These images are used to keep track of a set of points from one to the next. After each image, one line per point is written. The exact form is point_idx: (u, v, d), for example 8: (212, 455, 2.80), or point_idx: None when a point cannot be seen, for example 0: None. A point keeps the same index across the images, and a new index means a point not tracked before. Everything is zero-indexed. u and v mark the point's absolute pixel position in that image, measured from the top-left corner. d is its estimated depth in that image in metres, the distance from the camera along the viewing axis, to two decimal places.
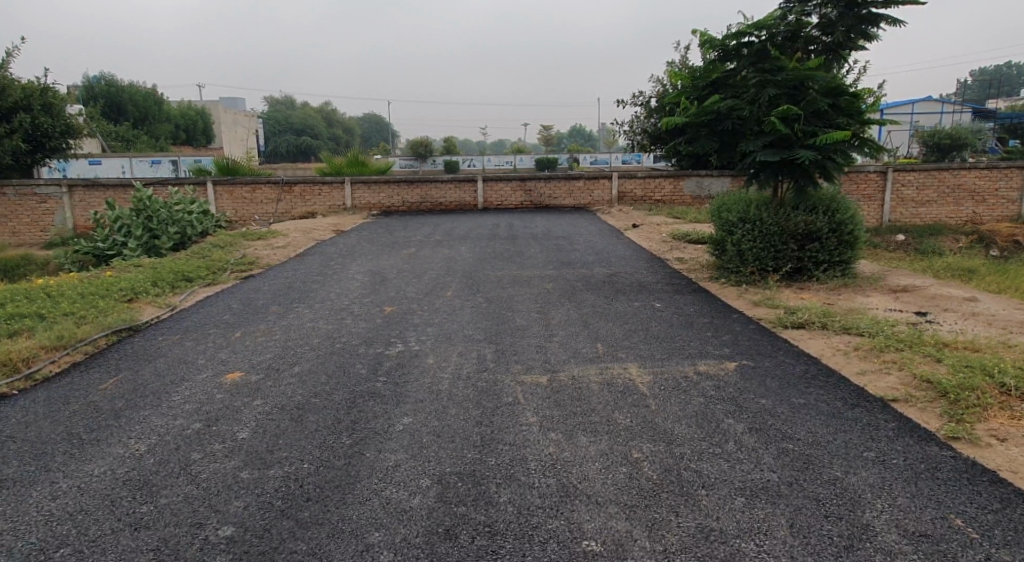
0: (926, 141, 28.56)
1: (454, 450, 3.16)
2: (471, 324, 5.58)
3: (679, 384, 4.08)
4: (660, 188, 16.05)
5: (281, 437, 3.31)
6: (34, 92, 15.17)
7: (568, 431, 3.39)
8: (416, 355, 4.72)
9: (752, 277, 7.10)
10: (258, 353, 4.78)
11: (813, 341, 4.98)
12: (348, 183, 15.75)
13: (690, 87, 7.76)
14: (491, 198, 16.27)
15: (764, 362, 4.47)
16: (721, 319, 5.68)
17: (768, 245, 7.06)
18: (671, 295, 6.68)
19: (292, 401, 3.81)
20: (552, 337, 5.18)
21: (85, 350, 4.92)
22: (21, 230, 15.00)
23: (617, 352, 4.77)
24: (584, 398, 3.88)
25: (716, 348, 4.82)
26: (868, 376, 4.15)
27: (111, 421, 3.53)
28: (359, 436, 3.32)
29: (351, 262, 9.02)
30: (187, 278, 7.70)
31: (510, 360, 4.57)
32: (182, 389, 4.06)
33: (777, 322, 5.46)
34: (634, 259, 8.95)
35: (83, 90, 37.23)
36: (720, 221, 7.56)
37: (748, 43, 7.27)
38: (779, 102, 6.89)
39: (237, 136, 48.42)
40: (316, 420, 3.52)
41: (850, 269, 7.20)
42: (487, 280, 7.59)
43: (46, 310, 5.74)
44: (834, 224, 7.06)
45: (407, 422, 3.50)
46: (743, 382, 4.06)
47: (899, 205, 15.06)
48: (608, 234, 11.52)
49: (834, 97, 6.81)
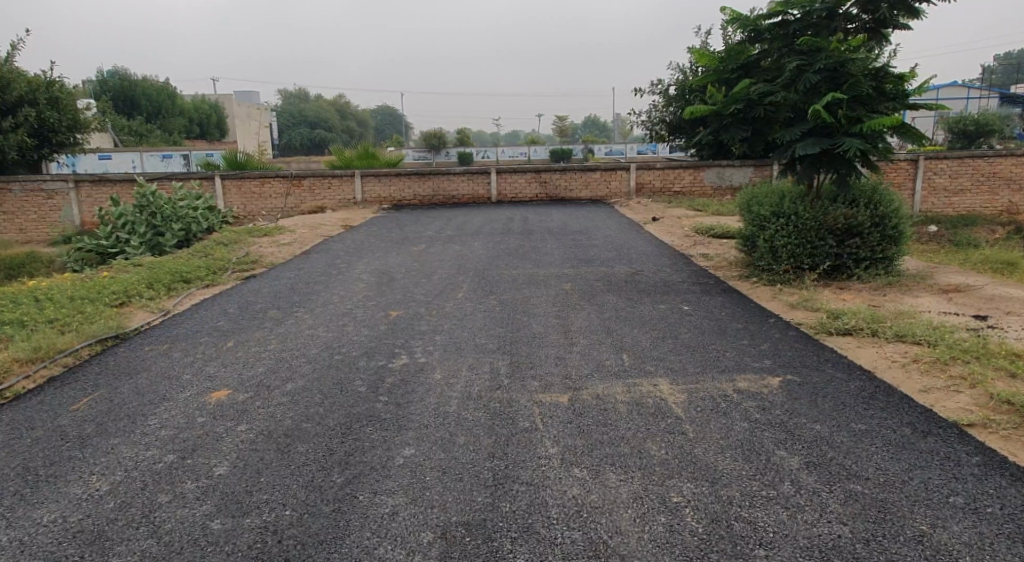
0: (951, 128, 27.66)
1: (461, 492, 2.72)
2: (484, 331, 5.12)
3: (718, 404, 3.59)
4: (680, 179, 15.46)
5: (264, 473, 2.89)
6: (39, 86, 14.84)
7: (595, 466, 2.94)
8: (422, 368, 4.27)
9: (787, 276, 6.57)
10: (249, 367, 4.35)
11: (863, 351, 4.46)
12: (358, 176, 15.32)
13: (719, 71, 7.23)
14: (505, 190, 15.77)
15: (813, 377, 3.96)
16: (757, 324, 5.18)
17: (805, 241, 6.52)
18: (699, 296, 6.18)
19: (280, 427, 3.38)
20: (572, 346, 4.71)
21: (64, 362, 4.54)
22: (27, 226, 14.73)
23: (645, 364, 4.29)
24: (611, 422, 3.40)
25: (755, 359, 4.33)
26: (935, 395, 3.64)
27: (75, 452, 3.13)
28: (353, 473, 2.88)
29: (358, 260, 8.61)
30: (185, 279, 7.31)
31: (527, 375, 4.10)
32: (161, 410, 3.64)
33: (820, 328, 4.94)
34: (656, 255, 8.44)
35: (97, 84, 37.10)
36: (750, 214, 7.02)
37: (781, 22, 6.73)
38: (818, 86, 6.30)
39: (250, 130, 48.35)
40: (305, 451, 3.09)
41: (893, 266, 6.64)
42: (501, 280, 7.13)
43: (29, 317, 5.36)
44: (877, 217, 6.50)
45: (409, 454, 3.06)
46: (792, 403, 3.56)
47: (931, 194, 14.38)
48: (628, 228, 11.01)
49: (877, 79, 6.22)
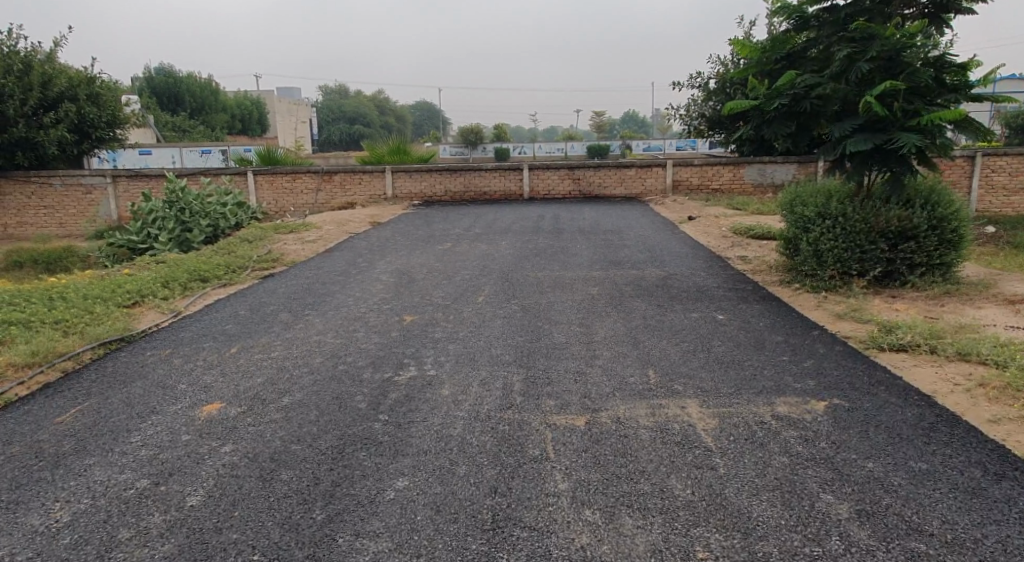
0: (1008, 123, 26.16)
1: (453, 537, 2.41)
2: (500, 341, 4.77)
3: (754, 432, 3.18)
4: (718, 175, 14.86)
5: (240, 506, 2.62)
6: (80, 81, 15.02)
7: (609, 506, 2.58)
8: (429, 382, 3.95)
9: (832, 282, 6.05)
10: (248, 377, 4.08)
11: (920, 371, 3.98)
12: (389, 172, 15.13)
13: (762, 62, 6.74)
14: (537, 187, 15.38)
15: (863, 402, 3.51)
16: (799, 337, 4.73)
17: (853, 245, 5.99)
18: (736, 303, 5.73)
19: (267, 449, 3.11)
20: (594, 359, 4.33)
21: (63, 367, 4.37)
22: (66, 221, 14.96)
23: (673, 382, 3.89)
24: (631, 451, 3.02)
25: (798, 379, 3.89)
26: (1006, 428, 3.15)
27: (46, 474, 2.94)
28: (336, 509, 2.60)
29: (380, 259, 8.36)
30: (203, 277, 7.14)
31: (542, 393, 3.74)
32: (146, 426, 3.40)
33: (870, 343, 4.46)
34: (691, 257, 7.96)
35: (143, 81, 37.88)
36: (793, 215, 6.52)
37: (832, 8, 6.21)
38: (872, 76, 5.75)
39: (290, 125, 48.88)
40: (288, 479, 2.82)
41: (952, 273, 6.07)
42: (525, 282, 6.78)
43: (36, 319, 5.23)
44: (935, 219, 5.93)
45: (401, 487, 2.75)
46: (840, 434, 3.13)
47: (988, 193, 13.50)
48: (662, 228, 10.55)
49: (936, 68, 5.67)
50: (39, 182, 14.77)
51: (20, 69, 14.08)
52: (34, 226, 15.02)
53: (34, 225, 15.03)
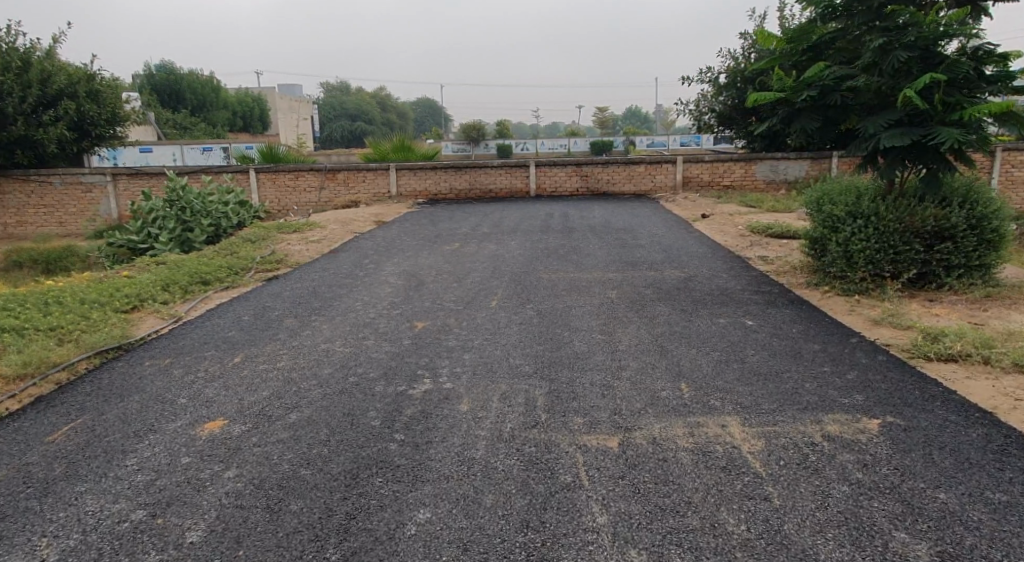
0: None
1: None
2: (519, 350, 4.49)
3: (806, 456, 2.90)
4: (729, 171, 14.55)
5: (245, 544, 2.36)
6: (80, 78, 14.74)
7: (657, 546, 2.31)
8: (446, 397, 3.68)
9: (864, 284, 5.76)
10: (252, 390, 3.82)
11: (974, 384, 3.69)
12: (393, 170, 14.85)
13: (787, 53, 6.42)
14: (544, 184, 15.08)
15: (920, 420, 3.23)
16: (838, 344, 4.45)
17: (885, 245, 5.69)
18: (764, 307, 5.45)
19: (274, 473, 2.84)
20: (620, 371, 4.06)
21: (57, 379, 4.10)
22: (67, 219, 14.70)
23: (709, 397, 3.61)
24: (674, 478, 2.75)
25: (844, 393, 3.60)
26: None
27: (33, 503, 2.68)
28: (352, 547, 2.34)
29: (388, 260, 8.08)
30: (205, 280, 6.88)
31: (569, 410, 3.47)
32: (144, 446, 3.14)
33: (914, 352, 4.18)
34: (709, 257, 7.67)
35: (144, 79, 37.63)
36: (821, 214, 6.22)
37: None
38: (909, 67, 5.44)
39: (292, 122, 48.53)
40: (299, 511, 2.55)
41: (991, 275, 5.77)
42: (539, 285, 6.51)
43: (29, 326, 4.95)
44: (974, 218, 5.63)
45: (423, 520, 2.49)
46: (902, 457, 2.85)
47: (1008, 188, 13.16)
48: (675, 226, 10.25)
49: (976, 59, 5.37)
50: (39, 181, 14.52)
51: (19, 67, 13.82)
52: (34, 226, 14.78)
53: (34, 225, 14.79)
